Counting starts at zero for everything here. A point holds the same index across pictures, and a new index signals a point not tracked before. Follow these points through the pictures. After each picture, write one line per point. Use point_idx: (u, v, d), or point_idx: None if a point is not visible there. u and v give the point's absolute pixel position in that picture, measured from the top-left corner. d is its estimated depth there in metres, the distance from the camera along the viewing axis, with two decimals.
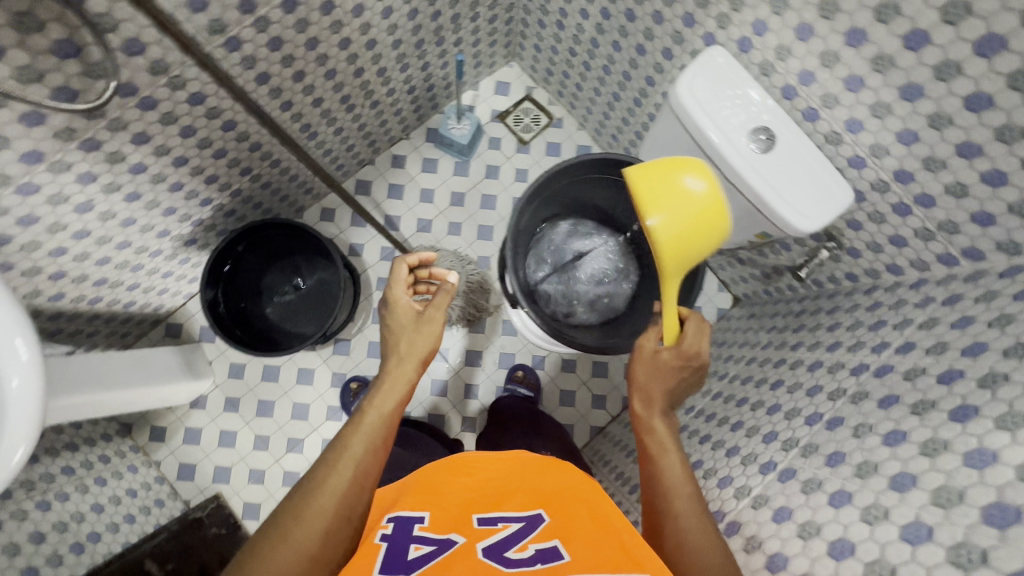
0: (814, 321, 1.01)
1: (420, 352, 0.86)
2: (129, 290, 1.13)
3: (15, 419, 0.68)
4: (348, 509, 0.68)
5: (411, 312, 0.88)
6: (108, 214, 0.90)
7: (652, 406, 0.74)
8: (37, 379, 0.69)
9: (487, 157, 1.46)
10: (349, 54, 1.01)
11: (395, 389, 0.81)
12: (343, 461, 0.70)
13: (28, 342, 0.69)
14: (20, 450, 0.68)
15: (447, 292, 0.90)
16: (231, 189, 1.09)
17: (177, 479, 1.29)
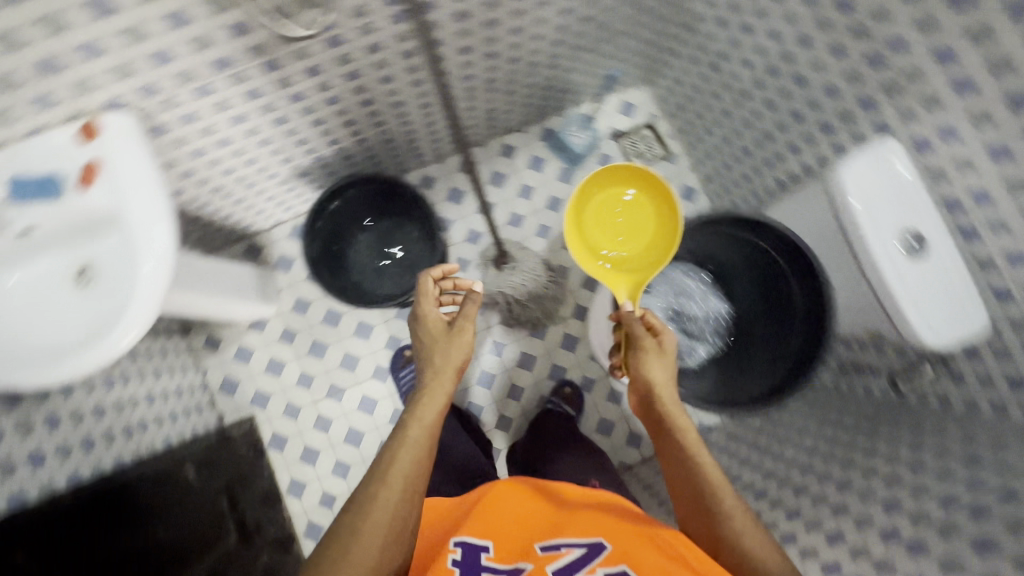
0: (886, 431, 0.94)
1: (455, 363, 0.87)
2: (235, 203, 1.15)
3: (137, 302, 0.70)
4: (401, 523, 0.68)
5: (441, 324, 0.90)
6: (253, 131, 0.92)
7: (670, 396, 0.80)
8: (168, 271, 0.71)
9: (594, 172, 1.46)
10: (514, 41, 1.01)
11: (434, 400, 0.82)
12: (393, 478, 0.70)
13: (170, 231, 0.72)
14: (130, 335, 0.70)
15: (475, 300, 0.93)
16: (360, 136, 1.10)
17: (219, 390, 1.33)
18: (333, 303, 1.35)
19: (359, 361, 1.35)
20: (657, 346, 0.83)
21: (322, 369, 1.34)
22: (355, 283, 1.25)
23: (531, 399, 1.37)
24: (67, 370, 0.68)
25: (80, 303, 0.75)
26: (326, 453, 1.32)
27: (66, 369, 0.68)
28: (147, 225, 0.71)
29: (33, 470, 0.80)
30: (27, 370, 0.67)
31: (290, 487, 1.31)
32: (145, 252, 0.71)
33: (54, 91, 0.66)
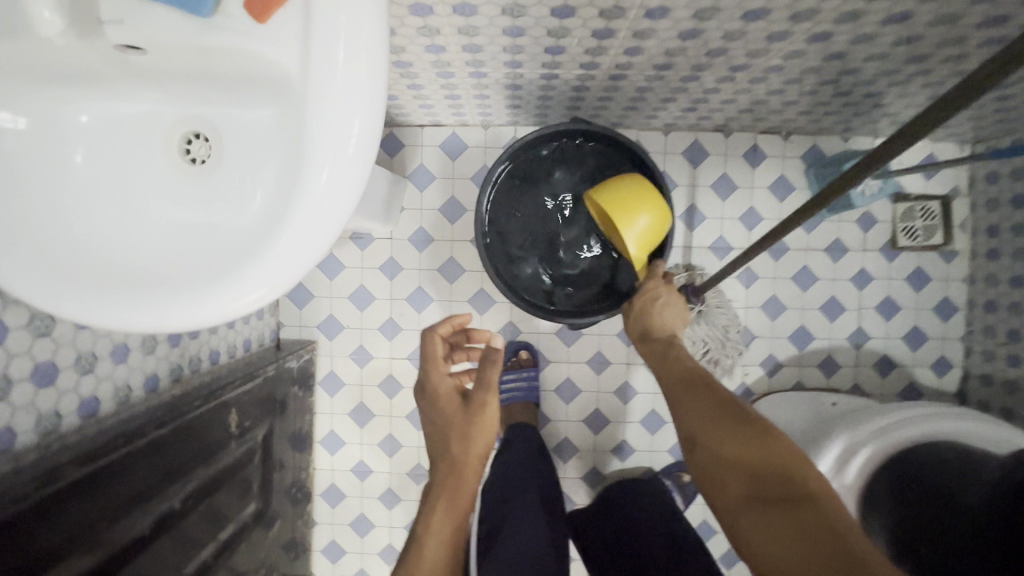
0: None
1: (479, 453, 0.55)
2: (408, 88, 0.80)
3: (293, 243, 0.39)
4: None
5: (452, 401, 0.58)
6: (514, 10, 0.56)
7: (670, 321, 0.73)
8: (353, 201, 0.39)
9: (845, 229, 1.07)
10: (948, 36, 0.61)
11: (453, 516, 0.51)
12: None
13: (368, 124, 0.38)
14: (258, 293, 0.40)
15: (496, 360, 0.59)
16: (624, 71, 0.73)
17: (287, 295, 1.05)
18: (459, 252, 1.04)
19: None
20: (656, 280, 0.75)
21: (414, 325, 1.05)
22: (517, 266, 0.90)
23: (636, 466, 1.08)
24: (153, 319, 0.40)
25: (176, 196, 0.46)
26: (380, 420, 1.07)
27: (153, 314, 0.40)
28: (332, 103, 0.37)
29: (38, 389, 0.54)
30: (88, 298, 0.39)
31: (325, 437, 1.08)
32: (324, 152, 0.38)
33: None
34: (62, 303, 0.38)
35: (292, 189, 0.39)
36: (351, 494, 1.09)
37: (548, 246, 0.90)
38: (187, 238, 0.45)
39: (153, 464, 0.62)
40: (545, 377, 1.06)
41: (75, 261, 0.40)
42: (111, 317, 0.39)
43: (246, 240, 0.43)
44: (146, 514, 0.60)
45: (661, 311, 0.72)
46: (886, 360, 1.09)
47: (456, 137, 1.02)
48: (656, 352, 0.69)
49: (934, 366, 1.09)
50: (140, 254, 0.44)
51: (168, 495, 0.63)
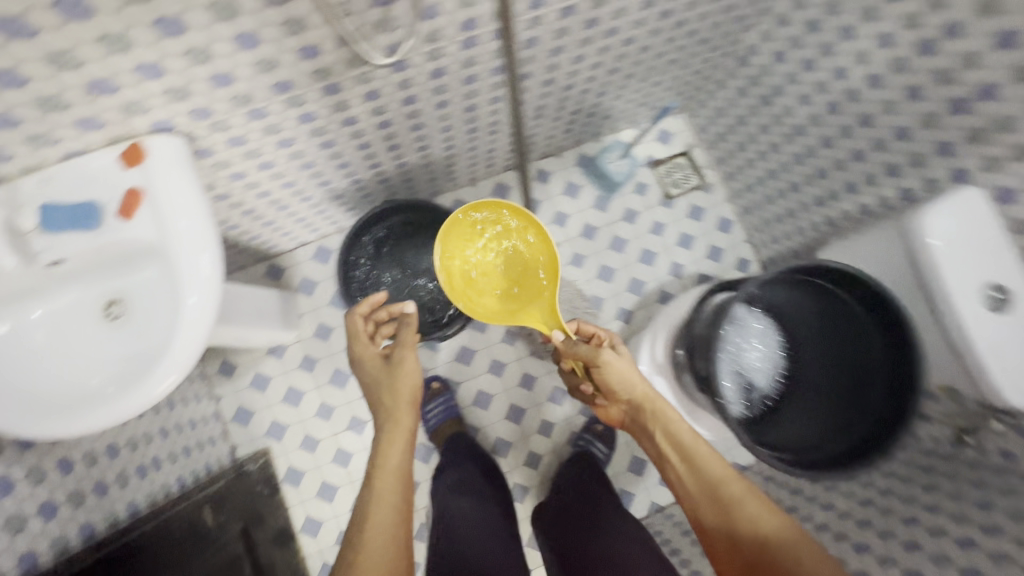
0: None
1: (407, 396, 0.84)
2: (263, 225, 1.09)
3: (184, 337, 0.63)
4: (395, 546, 0.70)
5: (379, 361, 0.87)
6: (298, 153, 0.86)
7: (654, 399, 0.85)
8: (213, 305, 0.65)
9: (629, 200, 1.42)
10: (573, 69, 0.97)
11: (397, 438, 0.80)
12: (371, 536, 0.70)
13: (214, 261, 0.65)
14: (171, 378, 0.63)
15: (408, 325, 0.89)
16: (403, 160, 1.05)
17: (232, 420, 1.24)
18: None
19: None
20: (620, 359, 0.86)
21: (343, 400, 1.27)
22: None
23: (563, 436, 1.31)
24: (96, 420, 0.61)
25: (107, 341, 0.69)
26: (345, 489, 1.24)
27: (96, 416, 0.61)
28: (187, 251, 0.64)
29: (44, 523, 0.72)
30: (66, 416, 0.61)
31: (304, 525, 1.23)
32: (191, 283, 0.64)
33: (127, 126, 0.63)
34: (44, 427, 0.60)
35: (177, 308, 0.64)
36: None
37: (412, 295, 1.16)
38: (112, 370, 0.68)
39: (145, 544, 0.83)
40: (461, 396, 1.30)
41: (42, 404, 0.62)
42: (67, 427, 0.60)
43: (154, 354, 0.66)
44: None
45: (621, 377, 0.85)
46: (704, 277, 1.40)
47: (323, 247, 1.30)
48: (658, 445, 0.82)
49: (739, 268, 1.42)
50: (83, 388, 0.66)
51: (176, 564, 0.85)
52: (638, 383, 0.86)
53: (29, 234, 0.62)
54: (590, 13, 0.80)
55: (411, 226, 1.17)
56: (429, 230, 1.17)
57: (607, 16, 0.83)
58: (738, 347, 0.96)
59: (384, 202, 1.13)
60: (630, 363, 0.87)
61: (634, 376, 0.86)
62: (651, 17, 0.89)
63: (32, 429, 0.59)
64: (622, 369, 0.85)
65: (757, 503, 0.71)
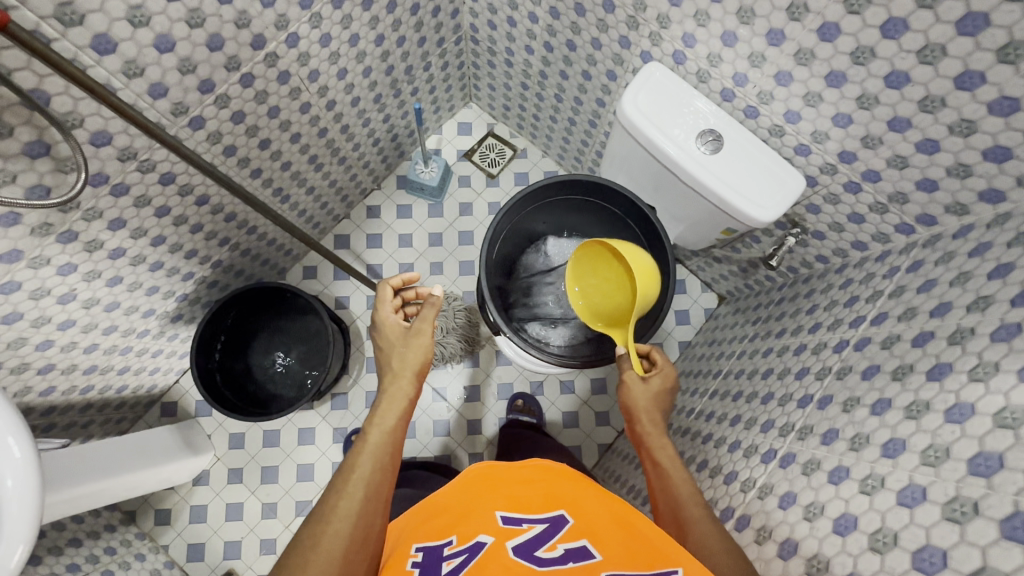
0: (794, 323, 0.98)
1: (415, 364, 0.83)
2: (120, 374, 1.13)
3: (8, 513, 0.68)
4: (376, 490, 0.67)
5: (398, 325, 0.87)
6: (92, 301, 0.92)
7: (655, 430, 0.75)
8: (35, 476, 0.69)
9: (459, 196, 1.50)
10: (310, 117, 1.05)
11: (396, 403, 0.78)
12: (354, 483, 0.67)
13: (21, 438, 0.69)
14: (19, 550, 0.68)
15: (434, 302, 0.87)
16: (212, 260, 1.11)
17: (187, 560, 1.26)
18: (265, 424, 1.33)
19: (315, 468, 1.31)
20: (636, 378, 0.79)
21: (281, 492, 1.30)
22: (284, 398, 1.21)
23: (494, 426, 1.38)
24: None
25: None
26: None
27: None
28: None
29: None
30: None
31: None
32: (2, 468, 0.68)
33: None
34: None
35: None
36: None
37: (286, 372, 1.22)
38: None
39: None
40: None
41: None
42: None
43: None
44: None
45: (628, 393, 0.79)
46: None
47: None
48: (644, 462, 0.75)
49: None
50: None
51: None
52: (646, 412, 0.77)
53: None
54: (273, 71, 0.88)
55: (252, 311, 1.22)
56: (267, 306, 1.22)
57: (294, 66, 0.91)
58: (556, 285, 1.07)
59: (218, 300, 1.18)
60: (653, 390, 0.79)
61: (648, 406, 0.78)
62: (343, 47, 0.97)
63: None
64: (635, 391, 0.78)
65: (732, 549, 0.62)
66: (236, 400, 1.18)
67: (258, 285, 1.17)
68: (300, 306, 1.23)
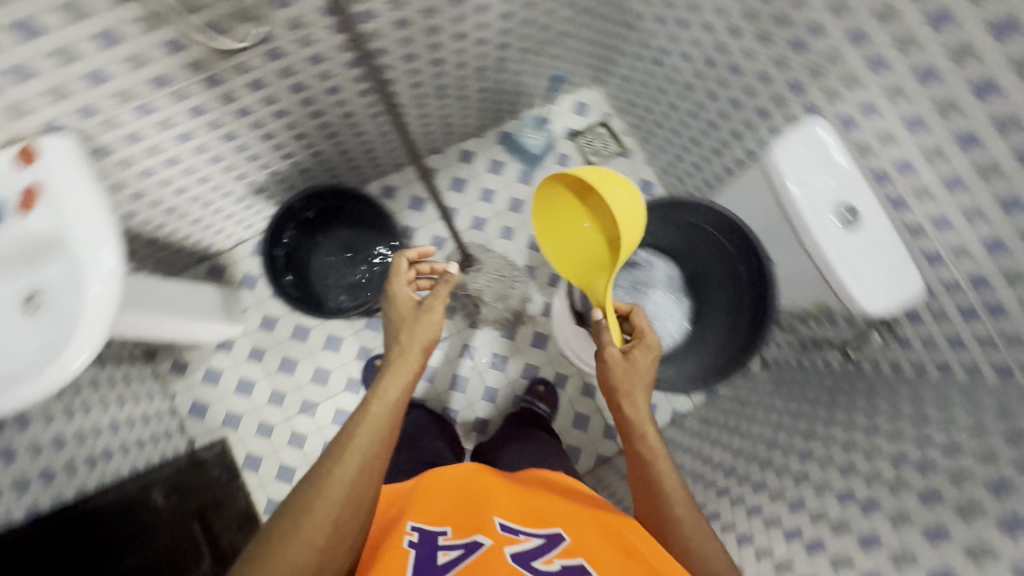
0: (847, 417, 0.98)
1: (425, 340, 0.85)
2: (192, 223, 1.15)
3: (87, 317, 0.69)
4: (373, 463, 0.68)
5: (408, 302, 0.89)
6: (202, 148, 0.93)
7: (633, 414, 0.80)
8: (117, 294, 0.71)
9: (552, 171, 1.49)
10: (459, 47, 1.03)
11: (400, 375, 0.80)
12: (350, 452, 0.68)
13: (117, 248, 0.72)
14: (84, 354, 0.69)
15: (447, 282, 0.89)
16: (314, 148, 1.11)
17: (188, 415, 1.30)
18: (299, 318, 1.36)
19: (331, 375, 1.34)
20: (616, 358, 0.85)
21: (292, 384, 1.33)
22: (343, 300, 1.27)
23: (507, 401, 1.37)
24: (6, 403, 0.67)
25: (16, 330, 0.75)
26: (302, 469, 1.31)
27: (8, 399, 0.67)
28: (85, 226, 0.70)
29: None
30: None
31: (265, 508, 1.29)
32: (94, 274, 0.70)
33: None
34: None
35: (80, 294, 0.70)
36: None
37: (350, 277, 1.28)
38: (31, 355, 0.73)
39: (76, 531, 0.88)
40: None
41: None
42: None
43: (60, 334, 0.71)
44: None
45: (607, 369, 0.85)
46: None
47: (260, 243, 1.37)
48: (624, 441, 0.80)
49: None
50: (15, 366, 0.72)
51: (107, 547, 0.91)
52: (624, 394, 0.82)
53: None
54: None
55: (333, 213, 1.26)
56: (348, 213, 1.27)
57: None
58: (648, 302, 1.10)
59: (305, 190, 1.20)
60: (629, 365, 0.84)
61: (627, 385, 0.82)
62: None
63: None
64: (616, 370, 0.84)
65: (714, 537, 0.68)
66: (298, 288, 1.25)
67: (348, 190, 1.22)
68: (380, 221, 1.28)
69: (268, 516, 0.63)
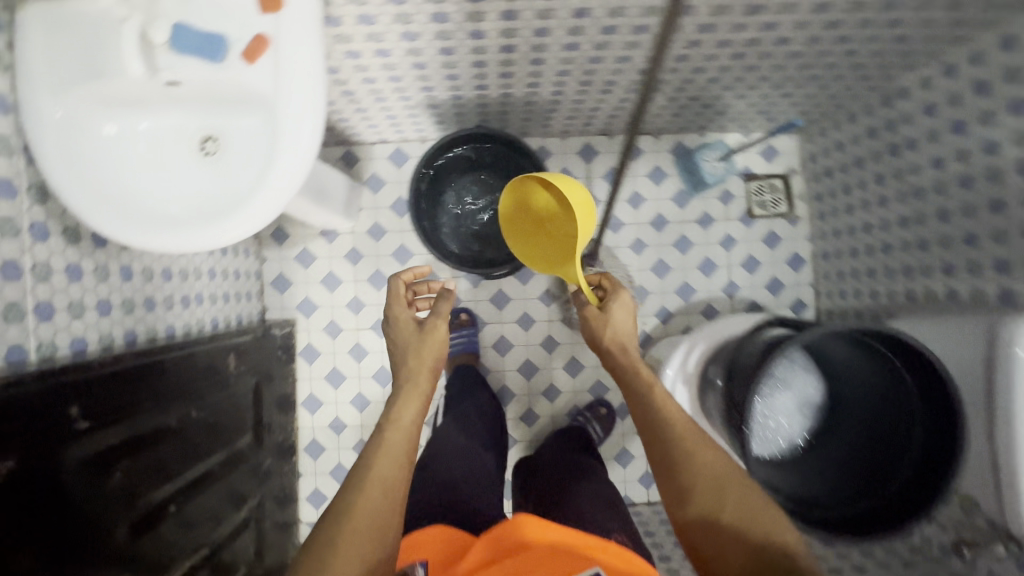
0: None
1: (430, 364, 0.92)
2: (355, 111, 1.09)
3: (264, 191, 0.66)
4: (393, 488, 0.74)
5: (409, 324, 0.97)
6: (415, 52, 0.85)
7: (626, 360, 0.81)
8: (300, 180, 0.66)
9: (710, 204, 1.36)
10: (712, 53, 0.91)
11: (413, 399, 0.86)
12: (371, 484, 0.73)
13: (314, 127, 0.65)
14: (246, 227, 0.66)
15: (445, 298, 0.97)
16: (508, 90, 1.02)
17: (269, 284, 1.30)
18: (406, 240, 1.31)
19: None
20: (604, 324, 0.84)
21: (374, 300, 1.30)
22: (462, 249, 1.21)
23: (563, 407, 1.33)
24: (160, 244, 0.65)
25: (186, 173, 0.73)
26: (351, 380, 1.31)
27: (163, 242, 0.65)
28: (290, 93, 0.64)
29: (99, 316, 0.77)
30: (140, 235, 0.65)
31: (306, 399, 1.31)
32: (289, 147, 0.65)
33: None
34: (124, 231, 0.65)
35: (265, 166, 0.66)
36: (329, 446, 1.31)
37: (480, 231, 1.22)
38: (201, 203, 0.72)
39: (162, 378, 0.81)
40: (484, 336, 1.32)
41: (125, 208, 0.67)
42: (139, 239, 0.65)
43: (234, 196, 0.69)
44: (159, 447, 0.78)
45: (592, 325, 0.86)
46: (754, 304, 1.36)
47: (400, 150, 1.30)
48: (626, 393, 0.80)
49: (793, 308, 1.37)
50: (180, 208, 0.70)
51: (181, 403, 0.84)
52: (614, 342, 0.84)
53: (157, 48, 0.65)
54: None
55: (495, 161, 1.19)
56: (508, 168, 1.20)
57: None
58: (787, 413, 0.92)
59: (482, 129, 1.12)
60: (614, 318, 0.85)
61: (620, 335, 0.84)
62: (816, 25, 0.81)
63: (117, 231, 0.64)
64: (601, 327, 0.85)
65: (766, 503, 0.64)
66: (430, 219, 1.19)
67: (523, 148, 1.13)
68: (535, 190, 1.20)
69: (301, 547, 0.69)
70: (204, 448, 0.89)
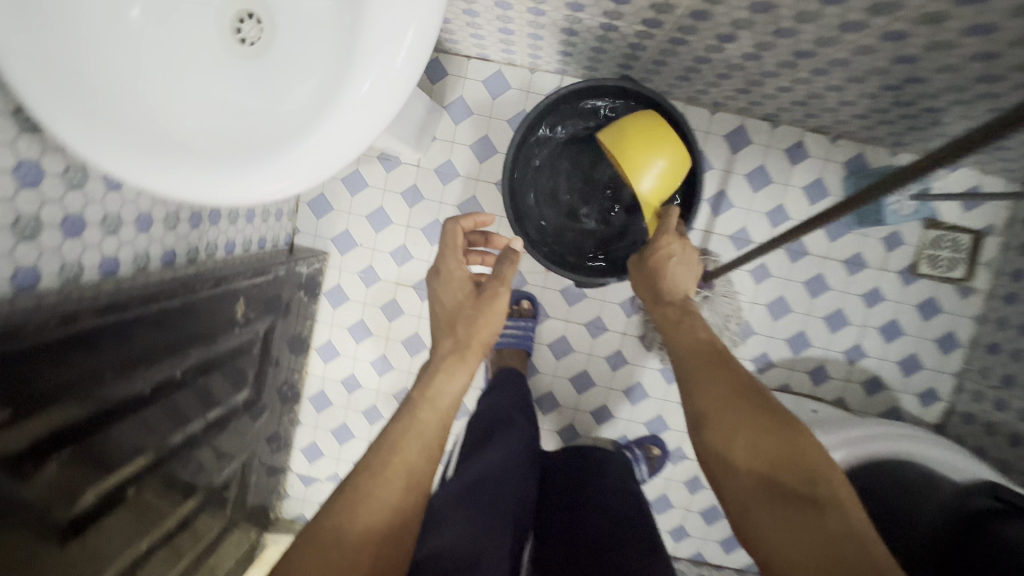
0: None
1: (487, 335, 0.65)
2: (463, 12, 0.79)
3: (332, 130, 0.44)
4: (420, 481, 0.53)
5: (466, 288, 0.69)
6: None
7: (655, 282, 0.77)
8: (379, 125, 0.44)
9: (869, 245, 1.05)
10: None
11: (456, 375, 0.61)
12: (394, 470, 0.52)
13: (419, 43, 0.43)
14: (290, 180, 0.45)
15: (512, 258, 0.68)
16: (685, 35, 0.70)
17: (306, 202, 1.07)
18: (479, 192, 1.04)
19: None
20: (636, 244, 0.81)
21: (425, 255, 1.06)
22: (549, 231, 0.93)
23: (610, 433, 1.12)
24: (146, 179, 0.43)
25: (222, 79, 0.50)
26: (377, 339, 1.11)
27: (154, 178, 0.43)
28: None
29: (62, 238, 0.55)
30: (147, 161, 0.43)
31: (322, 345, 1.12)
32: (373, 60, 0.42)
33: None
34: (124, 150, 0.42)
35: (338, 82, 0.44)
36: (337, 402, 1.15)
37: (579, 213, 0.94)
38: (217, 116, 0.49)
39: (112, 352, 0.57)
40: (542, 330, 1.09)
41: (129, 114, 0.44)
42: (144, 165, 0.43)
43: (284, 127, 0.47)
44: (86, 449, 0.56)
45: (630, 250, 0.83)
46: (875, 379, 1.09)
47: (501, 75, 1.00)
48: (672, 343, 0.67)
49: (922, 397, 1.10)
50: (207, 122, 0.48)
51: (139, 380, 0.62)
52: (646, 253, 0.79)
53: None
54: None
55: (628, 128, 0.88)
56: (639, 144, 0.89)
57: None
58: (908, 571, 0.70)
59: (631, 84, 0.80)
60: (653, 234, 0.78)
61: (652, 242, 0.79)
62: None
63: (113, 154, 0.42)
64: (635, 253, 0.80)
65: (816, 452, 0.50)
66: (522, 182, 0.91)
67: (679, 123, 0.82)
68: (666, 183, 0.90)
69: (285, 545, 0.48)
70: (183, 415, 0.71)
